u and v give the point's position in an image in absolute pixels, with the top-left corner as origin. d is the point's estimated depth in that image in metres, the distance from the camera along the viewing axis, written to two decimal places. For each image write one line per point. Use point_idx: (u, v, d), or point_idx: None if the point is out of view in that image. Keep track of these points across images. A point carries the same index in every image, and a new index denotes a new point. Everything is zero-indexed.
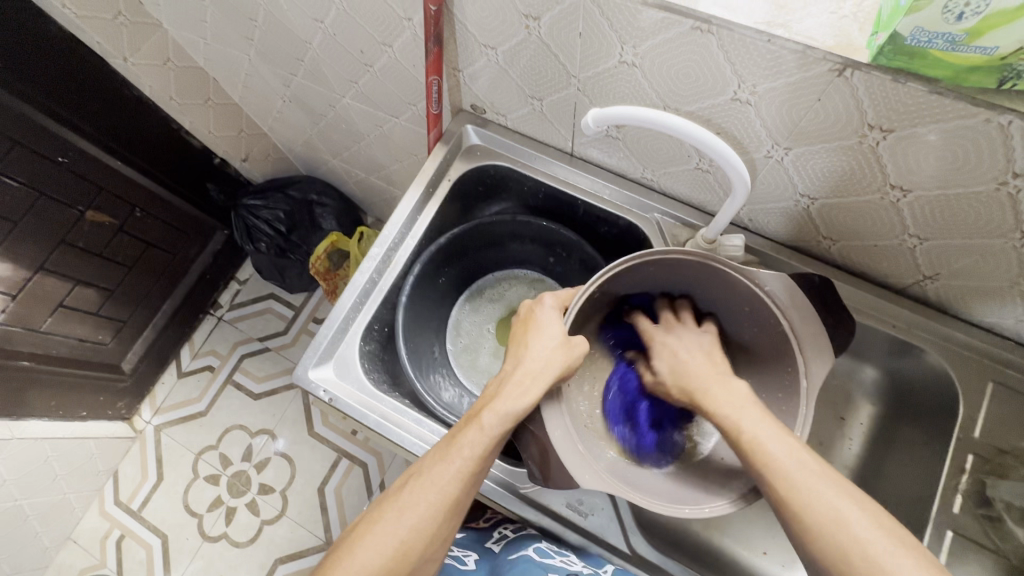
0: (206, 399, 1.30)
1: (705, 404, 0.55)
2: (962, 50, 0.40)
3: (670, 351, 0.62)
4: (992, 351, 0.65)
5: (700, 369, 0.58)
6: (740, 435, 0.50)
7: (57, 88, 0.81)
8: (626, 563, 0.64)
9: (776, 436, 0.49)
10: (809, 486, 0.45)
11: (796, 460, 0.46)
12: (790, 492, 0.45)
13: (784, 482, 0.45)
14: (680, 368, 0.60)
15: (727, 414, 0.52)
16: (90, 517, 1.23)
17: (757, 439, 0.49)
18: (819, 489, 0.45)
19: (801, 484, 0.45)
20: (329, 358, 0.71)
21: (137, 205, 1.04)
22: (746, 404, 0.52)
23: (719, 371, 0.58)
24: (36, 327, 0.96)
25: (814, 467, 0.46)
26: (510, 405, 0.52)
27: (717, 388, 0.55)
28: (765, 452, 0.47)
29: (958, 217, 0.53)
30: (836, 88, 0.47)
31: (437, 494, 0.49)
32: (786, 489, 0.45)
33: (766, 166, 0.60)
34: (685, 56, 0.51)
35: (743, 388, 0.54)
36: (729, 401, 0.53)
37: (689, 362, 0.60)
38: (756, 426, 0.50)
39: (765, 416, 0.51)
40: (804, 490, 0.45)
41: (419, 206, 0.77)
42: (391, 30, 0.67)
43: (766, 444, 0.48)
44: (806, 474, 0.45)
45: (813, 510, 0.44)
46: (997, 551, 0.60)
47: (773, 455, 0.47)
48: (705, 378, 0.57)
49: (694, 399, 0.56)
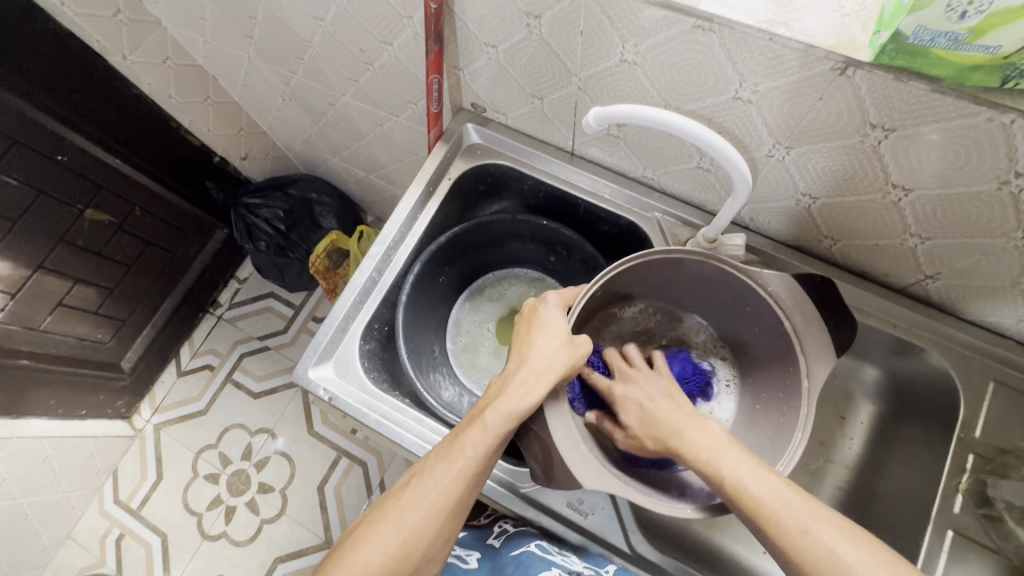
0: (205, 398, 1.30)
1: (682, 452, 0.51)
2: (965, 49, 0.40)
3: (634, 402, 0.56)
4: (993, 350, 0.65)
5: (667, 413, 0.54)
6: (723, 481, 0.48)
7: (56, 86, 0.81)
8: (626, 562, 0.64)
9: (758, 475, 0.47)
10: (800, 525, 0.44)
11: (784, 502, 0.46)
12: (782, 535, 0.45)
13: (776, 527, 0.45)
14: (648, 418, 0.55)
15: (706, 461, 0.49)
16: (90, 516, 1.23)
17: (741, 483, 0.47)
18: (810, 526, 0.44)
19: (793, 524, 0.45)
20: (330, 357, 0.71)
21: (137, 204, 1.04)
22: (724, 447, 0.50)
23: (687, 411, 0.54)
24: (35, 326, 0.96)
25: (802, 503, 0.46)
26: (514, 405, 0.51)
27: (691, 432, 0.52)
28: (753, 499, 0.46)
29: (960, 217, 0.53)
30: (838, 87, 0.47)
31: (440, 493, 0.49)
32: (778, 533, 0.45)
33: (767, 165, 0.60)
34: (686, 55, 0.51)
35: (716, 428, 0.52)
36: (704, 447, 0.50)
37: (656, 408, 0.55)
38: (739, 470, 0.48)
39: (744, 454, 0.50)
40: (798, 533, 0.44)
41: (419, 205, 0.77)
42: (391, 28, 0.67)
43: (750, 489, 0.47)
44: (795, 514, 0.45)
45: (808, 550, 0.44)
46: (997, 551, 0.60)
47: (760, 500, 0.46)
48: (676, 423, 0.53)
49: (669, 447, 0.52)
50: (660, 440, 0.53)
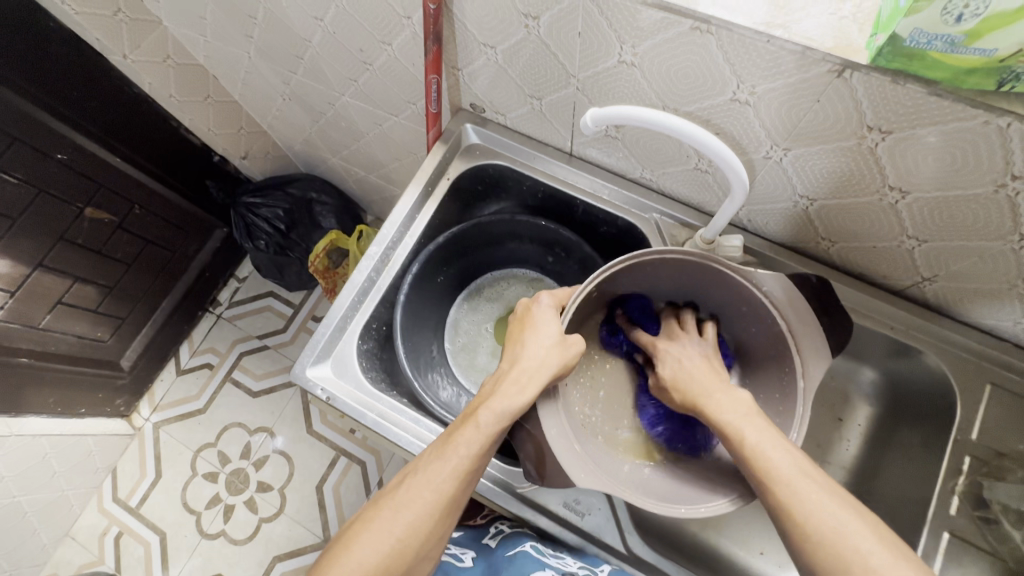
0: (204, 397, 1.30)
1: (707, 412, 0.54)
2: (961, 52, 0.40)
3: (673, 357, 0.61)
4: (991, 353, 0.65)
5: (703, 376, 0.57)
6: (743, 443, 0.49)
7: (57, 84, 0.81)
8: (624, 563, 0.64)
9: (779, 445, 0.48)
10: (813, 497, 0.44)
11: (801, 472, 0.46)
12: (794, 503, 0.44)
13: (787, 491, 0.45)
14: (683, 375, 0.59)
15: (729, 422, 0.51)
16: (89, 514, 1.23)
17: (760, 447, 0.48)
18: (821, 502, 0.44)
19: (805, 495, 0.44)
20: (327, 357, 0.71)
21: (137, 203, 1.04)
22: (751, 414, 0.51)
23: (722, 380, 0.57)
24: (34, 325, 0.96)
25: (818, 480, 0.46)
26: (507, 404, 0.52)
27: (721, 396, 0.54)
28: (769, 462, 0.47)
29: (957, 219, 0.53)
30: (835, 89, 0.47)
31: (434, 491, 0.49)
32: (790, 500, 0.44)
33: (765, 167, 0.60)
34: (684, 57, 0.51)
35: (745, 397, 0.54)
36: (732, 410, 0.52)
37: (693, 368, 0.59)
38: (761, 436, 0.49)
39: (769, 427, 0.50)
40: (808, 502, 0.44)
41: (418, 205, 0.77)
42: (391, 28, 0.67)
43: (771, 455, 0.47)
44: (808, 484, 0.45)
45: (818, 523, 0.43)
46: (994, 553, 0.60)
47: (776, 464, 0.46)
48: (706, 386, 0.56)
49: (697, 407, 0.55)
50: (690, 398, 0.56)
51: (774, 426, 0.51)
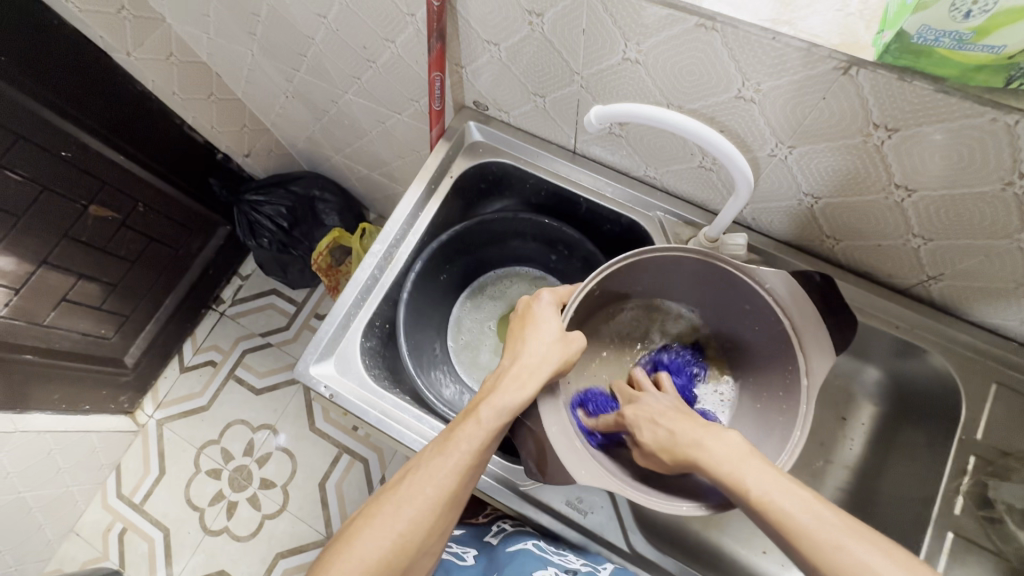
0: (207, 394, 1.31)
1: (703, 464, 0.49)
2: (969, 48, 0.40)
3: (647, 419, 0.56)
4: (997, 352, 0.65)
5: (682, 427, 0.53)
6: (746, 493, 0.46)
7: (61, 81, 0.81)
8: (625, 561, 0.64)
9: (783, 487, 0.45)
10: (834, 541, 0.42)
11: (815, 515, 0.43)
12: (817, 553, 0.42)
13: (807, 543, 0.42)
14: (663, 433, 0.53)
15: (728, 473, 0.47)
16: (93, 510, 1.24)
17: (765, 494, 0.45)
18: (844, 542, 0.41)
19: (826, 541, 0.42)
20: (330, 354, 0.71)
21: (140, 200, 1.05)
22: (745, 458, 0.48)
23: (701, 423, 0.53)
24: (39, 321, 0.96)
25: (834, 518, 0.43)
26: (508, 399, 0.52)
27: (710, 442, 0.50)
28: (779, 510, 0.44)
29: (963, 218, 0.53)
30: (841, 87, 0.47)
31: (435, 487, 0.49)
32: (812, 552, 0.42)
33: (769, 165, 0.60)
34: (689, 54, 0.51)
35: (736, 437, 0.50)
36: (724, 457, 0.48)
37: (670, 422, 0.54)
38: (762, 482, 0.46)
39: (769, 467, 0.47)
40: (831, 548, 0.41)
41: (421, 202, 0.77)
42: (394, 26, 0.67)
43: (778, 500, 0.44)
44: (825, 528, 0.42)
45: (847, 569, 0.40)
46: (998, 553, 0.60)
47: (787, 513, 0.44)
48: (693, 433, 0.51)
49: (690, 461, 0.50)
50: (679, 455, 0.51)
51: (769, 459, 0.49)
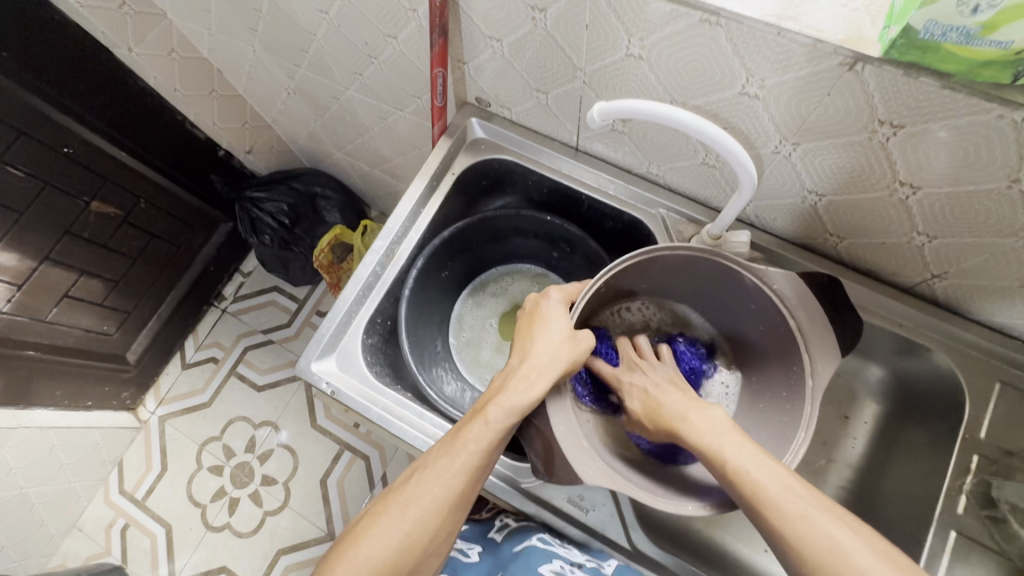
0: (209, 391, 1.31)
1: (686, 435, 0.53)
2: (977, 44, 0.39)
3: (640, 389, 0.59)
4: (1000, 351, 0.64)
5: (673, 400, 0.56)
6: (722, 462, 0.49)
7: (62, 76, 0.80)
8: (627, 559, 0.64)
9: (761, 462, 0.47)
10: (800, 511, 0.44)
11: (786, 488, 0.45)
12: (782, 519, 0.44)
13: (775, 512, 0.44)
14: (653, 403, 0.57)
15: (707, 444, 0.50)
16: (95, 506, 1.24)
17: (740, 465, 0.47)
18: (810, 514, 0.44)
19: (792, 511, 0.44)
20: (332, 351, 0.71)
21: (142, 196, 1.05)
22: (725, 432, 0.51)
23: (692, 398, 0.56)
24: (40, 318, 0.96)
25: (805, 493, 0.45)
26: (517, 400, 0.51)
27: (696, 416, 0.53)
28: (752, 479, 0.46)
29: (968, 216, 0.53)
30: (847, 83, 0.47)
31: (443, 487, 0.49)
32: (778, 518, 0.44)
33: (773, 162, 0.59)
34: (692, 50, 0.51)
35: (720, 413, 0.53)
36: (709, 429, 0.52)
37: (662, 393, 0.58)
38: (738, 453, 0.48)
39: (746, 441, 0.50)
40: (797, 518, 0.44)
41: (423, 199, 0.77)
42: (396, 21, 0.67)
43: (753, 473, 0.47)
44: (795, 500, 0.45)
45: (812, 538, 0.43)
46: (1001, 552, 0.60)
47: (758, 482, 0.46)
48: (681, 407, 0.55)
49: (674, 431, 0.54)
50: (664, 424, 0.55)
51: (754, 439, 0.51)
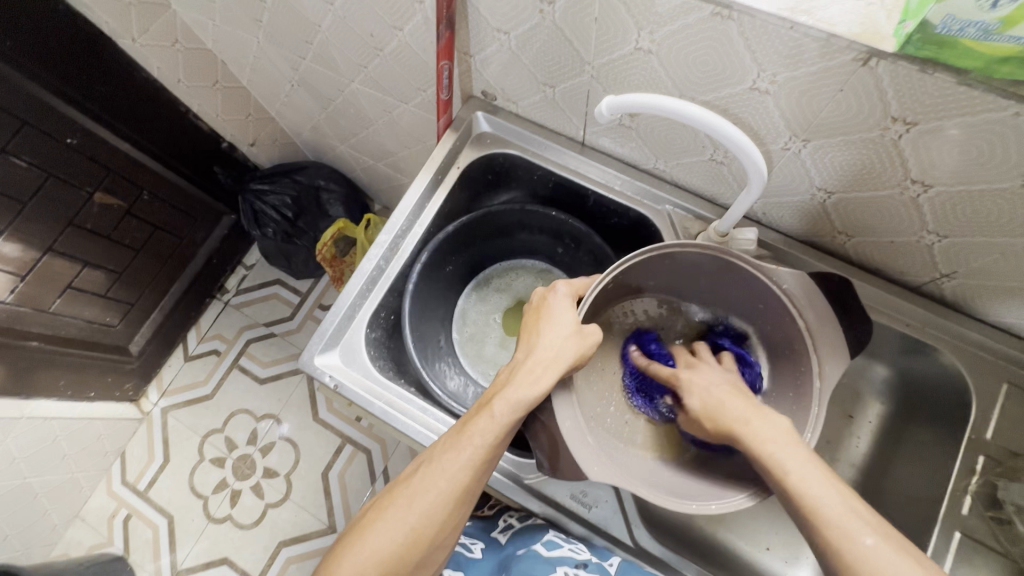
0: (212, 383, 1.31)
1: (745, 439, 0.50)
2: (994, 39, 0.39)
3: (698, 386, 0.58)
4: (1009, 352, 0.64)
5: (734, 401, 0.54)
6: (783, 479, 0.46)
7: (66, 67, 0.80)
8: (631, 556, 0.64)
9: (824, 482, 0.45)
10: (864, 541, 0.41)
11: (849, 510, 0.43)
12: (843, 546, 0.41)
13: (834, 533, 0.42)
14: (714, 403, 0.55)
15: (769, 451, 0.48)
16: (98, 497, 1.24)
17: (803, 484, 0.45)
18: (876, 545, 0.41)
19: (856, 540, 0.41)
20: (335, 345, 0.71)
21: (145, 187, 1.04)
22: (787, 444, 0.48)
23: (754, 404, 0.53)
24: (44, 309, 0.97)
25: (868, 518, 0.42)
26: (523, 393, 0.51)
27: (757, 421, 0.51)
28: (816, 502, 0.44)
29: (979, 215, 0.52)
30: (860, 78, 0.46)
31: (449, 481, 0.49)
32: (840, 545, 0.41)
33: (783, 158, 0.59)
34: (704, 44, 0.50)
35: (783, 422, 0.51)
36: (769, 436, 0.49)
37: (723, 395, 0.56)
38: (802, 472, 0.46)
39: (811, 457, 0.47)
40: (857, 545, 0.41)
41: (428, 193, 0.76)
42: (403, 13, 0.66)
43: (814, 494, 0.44)
44: (858, 525, 0.42)
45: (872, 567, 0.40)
46: (1005, 554, 0.60)
47: (820, 503, 0.43)
48: (743, 411, 0.52)
49: (732, 434, 0.51)
50: (724, 425, 0.52)
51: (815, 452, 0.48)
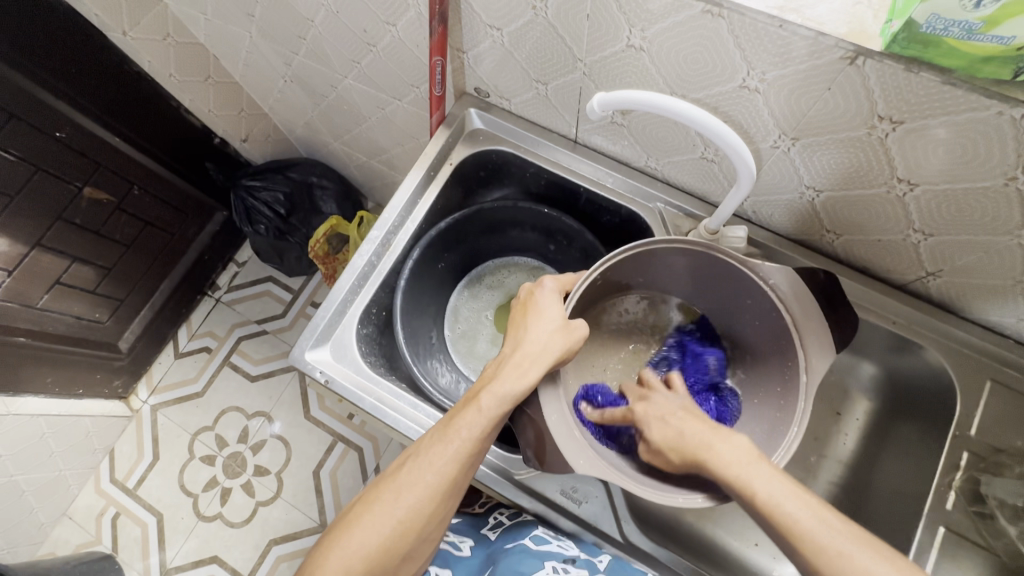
0: (202, 379, 1.30)
1: (710, 466, 0.48)
2: (978, 39, 0.40)
3: (655, 417, 0.54)
4: (992, 349, 0.65)
5: (693, 427, 0.51)
6: (754, 497, 0.45)
7: (56, 61, 0.80)
8: (620, 551, 0.64)
9: (793, 493, 0.45)
10: (839, 548, 0.42)
11: (822, 519, 0.44)
12: (819, 557, 0.42)
13: (812, 546, 0.43)
14: (672, 433, 0.52)
15: (737, 477, 0.46)
16: (86, 495, 1.23)
17: (774, 502, 0.45)
18: (852, 551, 0.42)
19: (831, 548, 0.42)
20: (326, 340, 0.71)
21: (135, 183, 1.04)
22: (754, 463, 0.47)
23: (710, 425, 0.51)
24: (31, 304, 0.96)
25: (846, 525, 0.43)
26: (510, 387, 0.51)
27: (721, 445, 0.49)
28: (790, 518, 0.44)
29: (963, 213, 0.53)
30: (847, 77, 0.47)
31: (436, 475, 0.49)
32: (816, 558, 0.42)
33: (773, 157, 0.59)
34: (694, 42, 0.50)
35: (745, 441, 0.49)
36: (734, 460, 0.48)
37: (680, 422, 0.52)
38: (771, 487, 0.45)
39: (776, 472, 0.47)
40: (835, 555, 0.42)
41: (420, 189, 0.77)
42: (396, 9, 0.66)
43: (786, 507, 0.44)
44: (831, 535, 0.43)
45: (851, 572, 0.41)
46: (989, 548, 0.61)
47: (795, 518, 0.44)
48: (703, 435, 0.50)
49: (698, 462, 0.49)
50: (688, 454, 0.50)
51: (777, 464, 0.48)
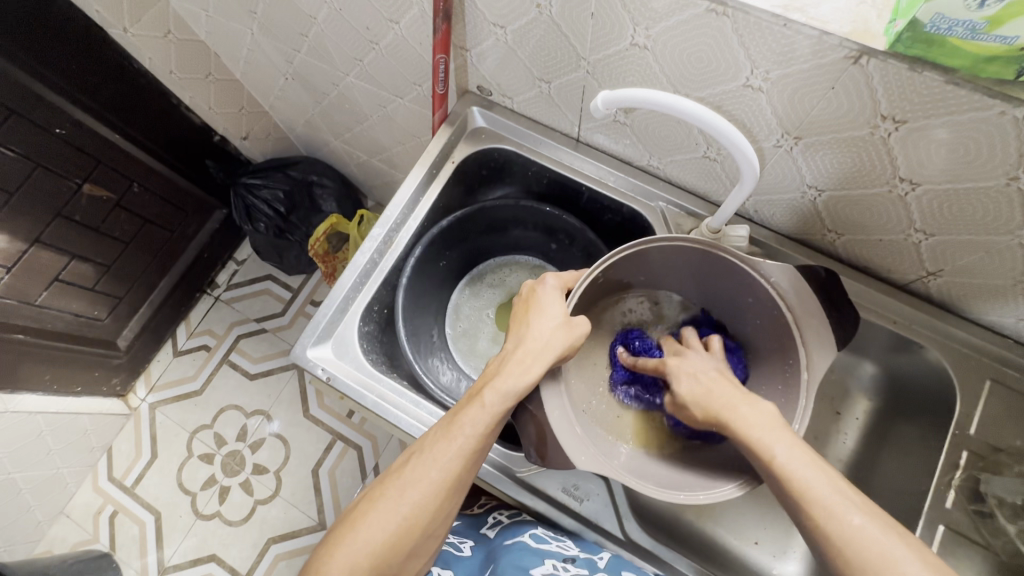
0: (201, 378, 1.30)
1: (733, 425, 0.50)
2: (982, 39, 0.40)
3: (687, 372, 0.56)
4: (992, 349, 0.65)
5: (722, 388, 0.53)
6: (771, 461, 0.46)
7: (56, 57, 0.79)
8: (622, 549, 0.64)
9: (813, 464, 0.46)
10: (852, 521, 0.42)
11: (838, 497, 0.44)
12: (832, 526, 0.43)
13: (827, 517, 0.43)
14: (702, 389, 0.54)
15: (757, 438, 0.48)
16: (83, 493, 1.23)
17: (794, 468, 0.45)
18: (865, 526, 0.42)
19: (845, 520, 0.43)
20: (328, 338, 0.71)
21: (135, 180, 1.03)
22: (776, 429, 0.48)
23: (741, 390, 0.53)
24: (30, 301, 0.96)
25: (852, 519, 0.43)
26: (513, 384, 0.52)
27: (744, 407, 0.50)
28: (804, 485, 0.44)
29: (965, 213, 0.53)
30: (850, 77, 0.47)
31: (440, 471, 0.49)
32: (830, 526, 0.43)
33: (775, 156, 0.60)
34: (698, 40, 0.51)
35: (770, 408, 0.50)
36: (756, 424, 0.49)
37: (711, 380, 0.54)
38: (790, 454, 0.46)
39: (796, 442, 0.47)
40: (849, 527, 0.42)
41: (422, 187, 0.76)
42: (399, 6, 0.66)
43: (804, 476, 0.45)
44: (846, 507, 0.43)
45: (859, 550, 0.41)
46: (987, 547, 0.61)
47: (812, 487, 0.44)
48: (729, 398, 0.52)
49: (723, 424, 0.50)
50: (712, 411, 0.52)
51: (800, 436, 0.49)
